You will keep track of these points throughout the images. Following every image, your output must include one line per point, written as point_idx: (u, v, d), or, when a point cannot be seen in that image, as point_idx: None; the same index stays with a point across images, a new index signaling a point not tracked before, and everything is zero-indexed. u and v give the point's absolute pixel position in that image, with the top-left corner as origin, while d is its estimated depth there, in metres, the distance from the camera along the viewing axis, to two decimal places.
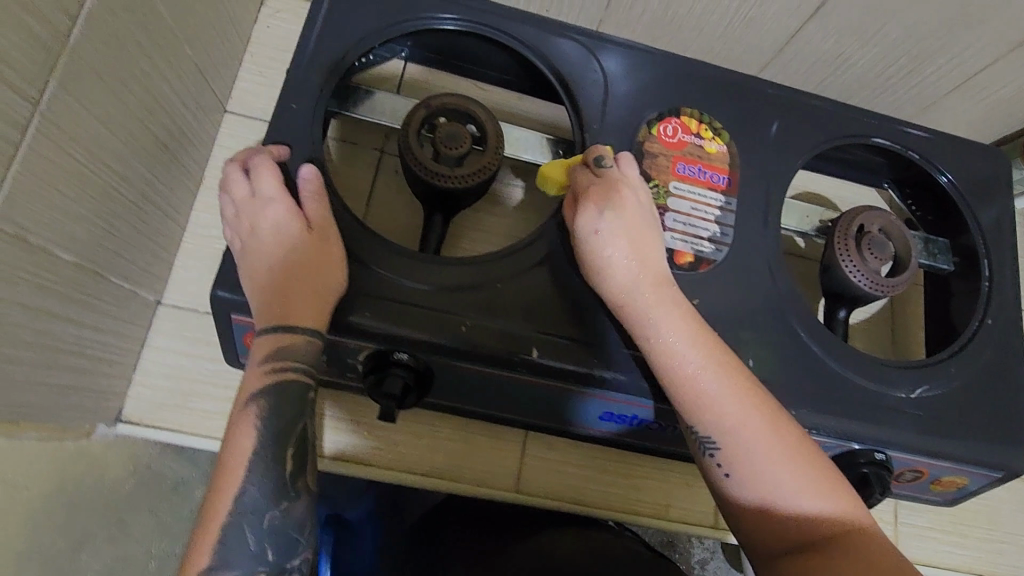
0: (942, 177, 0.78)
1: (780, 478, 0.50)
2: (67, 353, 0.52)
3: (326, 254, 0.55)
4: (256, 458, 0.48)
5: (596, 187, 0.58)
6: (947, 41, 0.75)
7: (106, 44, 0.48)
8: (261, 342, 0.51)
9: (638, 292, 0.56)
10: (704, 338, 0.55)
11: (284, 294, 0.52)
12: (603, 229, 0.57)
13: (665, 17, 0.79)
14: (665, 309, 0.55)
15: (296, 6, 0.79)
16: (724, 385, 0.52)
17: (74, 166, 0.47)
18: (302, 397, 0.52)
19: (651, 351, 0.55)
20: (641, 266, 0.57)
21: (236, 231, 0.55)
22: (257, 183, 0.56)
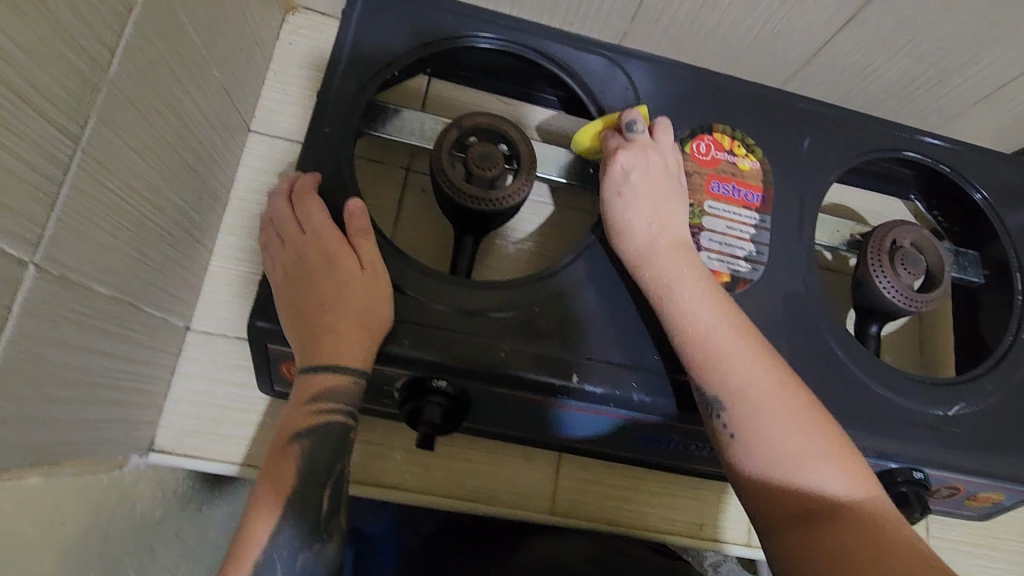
0: (977, 195, 0.77)
1: (784, 435, 0.50)
2: (105, 387, 0.51)
3: (371, 288, 0.54)
4: (293, 500, 0.49)
5: (624, 153, 0.61)
6: (977, 53, 0.75)
7: (144, 74, 0.47)
8: (303, 380, 0.52)
9: (655, 252, 0.58)
10: (724, 301, 0.56)
11: (325, 328, 0.51)
12: (625, 189, 0.60)
13: (691, 30, 0.79)
14: (685, 268, 0.57)
15: (318, 23, 0.78)
16: (739, 346, 0.53)
17: (113, 200, 0.46)
18: (342, 438, 0.52)
19: (666, 305, 0.57)
20: (661, 228, 0.59)
21: (281, 263, 0.55)
22: (302, 215, 0.56)
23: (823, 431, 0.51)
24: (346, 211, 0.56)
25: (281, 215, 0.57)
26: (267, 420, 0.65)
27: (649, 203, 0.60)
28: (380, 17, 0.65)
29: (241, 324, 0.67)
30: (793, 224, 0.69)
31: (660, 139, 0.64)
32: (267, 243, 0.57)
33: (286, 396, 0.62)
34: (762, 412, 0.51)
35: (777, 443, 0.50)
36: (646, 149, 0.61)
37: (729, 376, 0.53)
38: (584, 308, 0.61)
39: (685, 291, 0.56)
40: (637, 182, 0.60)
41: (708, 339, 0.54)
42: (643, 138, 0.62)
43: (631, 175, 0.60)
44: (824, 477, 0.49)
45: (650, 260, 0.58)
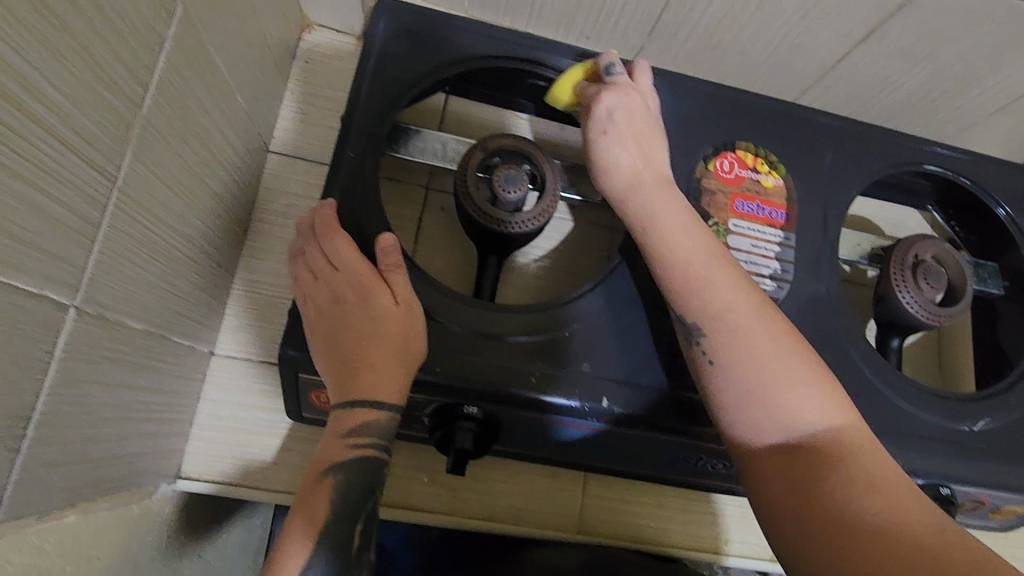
0: (999, 211, 0.77)
1: (763, 362, 0.50)
2: (136, 419, 0.51)
3: (402, 324, 0.54)
4: (327, 533, 0.49)
5: (607, 94, 0.61)
6: (995, 65, 0.75)
7: (172, 107, 0.47)
8: (340, 415, 0.53)
9: (638, 187, 0.58)
10: (705, 233, 0.56)
11: (362, 365, 0.52)
12: (608, 127, 0.60)
13: (709, 44, 0.78)
14: (664, 203, 0.57)
15: (334, 40, 0.78)
16: (720, 274, 0.54)
17: (145, 235, 0.46)
18: (375, 473, 0.53)
19: (648, 238, 0.57)
20: (644, 164, 0.59)
21: (312, 297, 0.55)
22: (332, 249, 0.56)
23: (803, 358, 0.50)
24: (379, 246, 0.57)
25: (310, 248, 0.57)
26: (294, 445, 0.65)
27: (632, 140, 0.60)
28: (404, 40, 0.65)
29: (266, 348, 0.67)
30: (816, 241, 0.69)
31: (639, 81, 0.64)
32: (295, 275, 0.57)
33: (315, 421, 0.62)
34: (745, 338, 0.51)
35: (759, 369, 0.49)
36: (629, 90, 0.61)
37: (711, 303, 0.53)
38: (611, 330, 0.61)
39: (667, 220, 0.56)
40: (620, 120, 0.60)
41: (690, 268, 0.54)
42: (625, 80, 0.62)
43: (614, 113, 0.60)
44: (803, 403, 0.48)
45: (632, 195, 0.58)
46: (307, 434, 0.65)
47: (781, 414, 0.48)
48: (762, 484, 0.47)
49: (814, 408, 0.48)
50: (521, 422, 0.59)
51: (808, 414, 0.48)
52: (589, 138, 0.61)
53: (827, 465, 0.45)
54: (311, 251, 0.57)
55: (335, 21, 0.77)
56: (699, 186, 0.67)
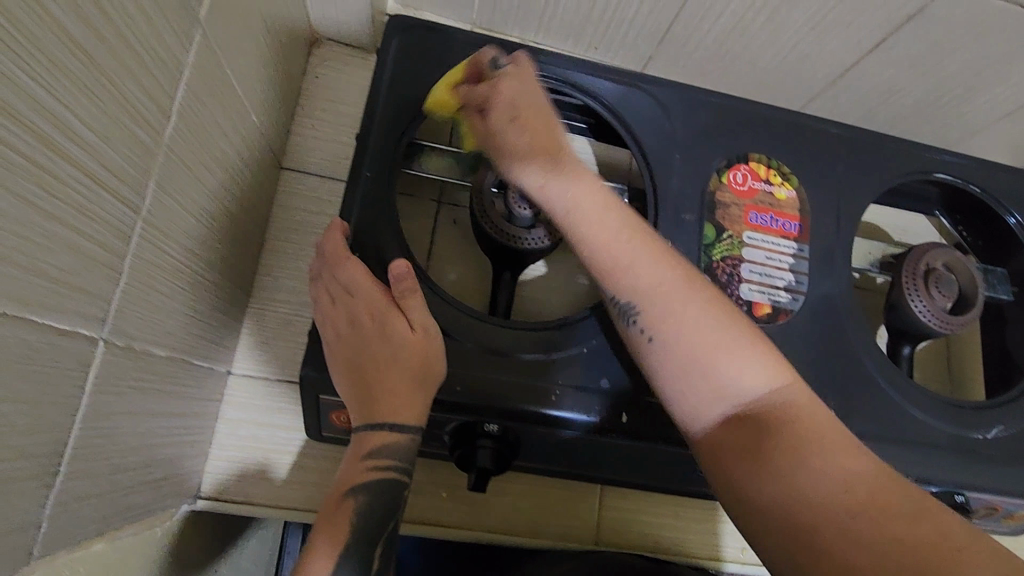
0: (1010, 219, 0.77)
1: (693, 338, 0.49)
2: (160, 444, 0.51)
3: (420, 347, 0.54)
4: (348, 554, 0.49)
5: (506, 80, 0.58)
6: (1003, 72, 0.75)
7: (192, 133, 0.47)
8: (361, 437, 0.53)
9: (558, 171, 0.57)
10: (624, 210, 0.55)
11: (383, 390, 0.53)
12: (513, 116, 0.58)
13: (718, 54, 0.78)
14: (582, 189, 0.56)
15: (343, 54, 0.77)
16: (644, 251, 0.53)
17: (168, 263, 0.46)
18: (396, 495, 0.53)
19: (573, 224, 0.55)
20: (556, 147, 0.58)
21: (331, 321, 0.55)
22: (348, 274, 0.55)
23: (731, 324, 0.49)
24: (391, 272, 0.56)
25: (326, 271, 0.57)
26: (312, 463, 0.65)
27: (536, 124, 0.58)
28: (416, 57, 0.65)
29: (282, 366, 0.67)
30: (829, 251, 0.69)
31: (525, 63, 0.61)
32: (313, 298, 0.57)
33: (334, 440, 0.62)
34: (670, 312, 0.50)
35: (691, 343, 0.48)
36: (523, 74, 0.59)
37: (638, 283, 0.52)
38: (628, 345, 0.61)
39: (587, 203, 0.55)
40: (522, 107, 0.58)
41: (616, 250, 0.53)
42: (513, 64, 0.59)
43: (515, 98, 0.58)
44: (742, 369, 0.47)
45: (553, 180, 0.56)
46: (326, 452, 0.65)
47: (717, 383, 0.47)
48: (716, 467, 0.46)
49: (754, 374, 0.47)
50: (541, 438, 0.59)
51: (749, 382, 0.47)
52: (494, 128, 0.59)
53: (787, 440, 0.43)
54: (328, 275, 0.57)
55: (343, 35, 0.76)
56: (713, 199, 0.67)
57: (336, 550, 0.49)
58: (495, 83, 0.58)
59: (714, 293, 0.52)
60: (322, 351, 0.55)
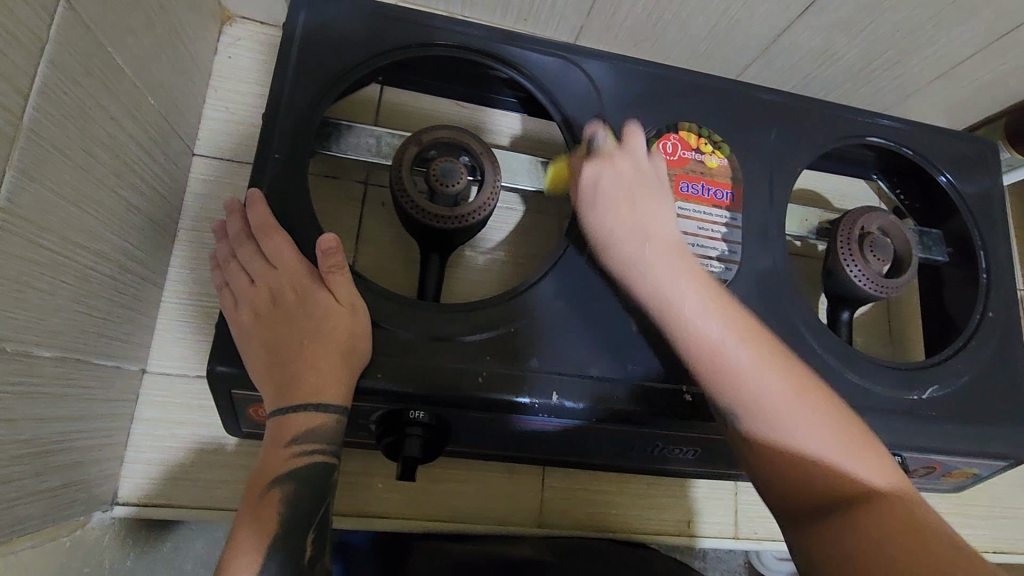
0: (942, 178, 0.77)
1: (801, 428, 0.50)
2: (57, 451, 0.48)
3: (349, 322, 0.52)
4: (274, 547, 0.46)
5: (591, 165, 0.64)
6: (932, 33, 0.75)
7: (67, 116, 0.44)
8: (282, 422, 0.50)
9: (651, 261, 0.59)
10: (721, 299, 0.57)
11: (306, 367, 0.50)
12: (601, 202, 0.63)
13: (649, 22, 0.77)
14: (679, 271, 0.58)
15: (257, 33, 0.74)
16: (743, 342, 0.54)
17: (46, 257, 0.43)
18: (327, 479, 0.50)
19: (672, 323, 0.56)
20: (652, 234, 0.61)
21: (250, 302, 0.52)
22: (270, 250, 0.54)
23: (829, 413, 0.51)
24: (318, 247, 0.53)
25: (247, 248, 0.55)
26: (239, 461, 0.62)
27: (628, 197, 0.62)
28: (328, 32, 0.62)
29: (202, 362, 0.64)
30: (763, 219, 0.68)
31: (631, 145, 0.65)
32: (227, 281, 0.55)
33: (255, 435, 0.60)
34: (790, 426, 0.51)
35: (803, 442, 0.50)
36: (614, 159, 0.64)
37: (745, 385, 0.52)
38: (559, 322, 0.59)
39: (681, 290, 0.57)
40: (614, 186, 0.63)
41: (718, 349, 0.54)
42: (610, 151, 0.64)
43: (603, 182, 0.63)
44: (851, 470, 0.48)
45: (648, 262, 0.59)
46: (252, 449, 0.63)
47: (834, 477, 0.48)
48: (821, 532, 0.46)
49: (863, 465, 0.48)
50: (471, 422, 0.57)
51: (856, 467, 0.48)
52: (586, 210, 0.63)
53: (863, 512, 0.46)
54: (246, 253, 0.55)
55: (257, 12, 0.72)
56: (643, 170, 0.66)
57: (263, 543, 0.46)
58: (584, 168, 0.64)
59: (824, 389, 0.53)
60: (233, 338, 0.52)
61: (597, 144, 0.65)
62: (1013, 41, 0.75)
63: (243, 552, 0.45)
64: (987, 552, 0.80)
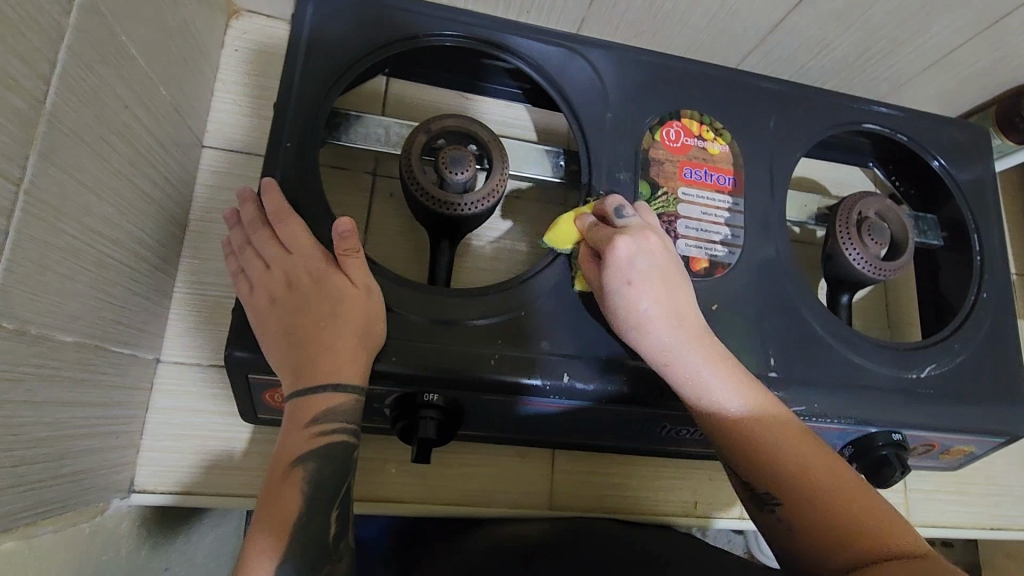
0: (935, 163, 0.79)
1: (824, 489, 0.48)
2: (77, 437, 0.49)
3: (365, 305, 0.53)
4: (302, 524, 0.47)
5: (622, 237, 0.54)
6: (925, 23, 0.77)
7: (84, 104, 0.44)
8: (303, 402, 0.50)
9: (681, 350, 0.53)
10: (747, 379, 0.53)
11: (323, 348, 0.51)
12: (637, 280, 0.54)
13: (649, 13, 0.78)
14: (713, 361, 0.53)
15: (263, 27, 0.74)
16: (769, 429, 0.51)
17: (67, 243, 0.44)
18: (347, 457, 0.51)
19: (697, 398, 0.53)
20: (681, 313, 0.54)
21: (265, 286, 0.53)
22: (285, 235, 0.54)
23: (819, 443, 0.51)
24: (334, 231, 0.55)
25: (261, 233, 0.55)
26: (254, 448, 0.63)
27: (660, 281, 0.54)
28: (336, 23, 0.63)
29: (216, 351, 0.64)
30: (764, 204, 0.70)
31: (648, 220, 0.59)
32: (242, 267, 0.55)
33: (271, 421, 0.61)
34: (777, 445, 0.50)
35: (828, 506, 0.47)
36: (647, 235, 0.55)
37: (768, 465, 0.50)
38: (568, 305, 0.60)
39: (711, 376, 0.52)
40: (644, 267, 0.54)
41: (746, 434, 0.51)
42: (637, 223, 0.56)
43: (633, 258, 0.54)
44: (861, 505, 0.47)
45: (682, 355, 0.53)
46: (266, 436, 0.63)
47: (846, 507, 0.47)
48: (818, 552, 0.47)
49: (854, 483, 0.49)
50: (483, 404, 0.58)
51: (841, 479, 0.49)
52: (608, 286, 0.55)
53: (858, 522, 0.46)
54: (260, 238, 0.55)
55: (263, 6, 0.73)
56: (646, 157, 0.67)
57: (291, 519, 0.47)
58: (611, 238, 0.55)
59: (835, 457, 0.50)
60: (250, 321, 0.53)
61: (619, 219, 0.57)
62: (1004, 29, 0.77)
63: (271, 529, 0.46)
64: (985, 529, 0.82)
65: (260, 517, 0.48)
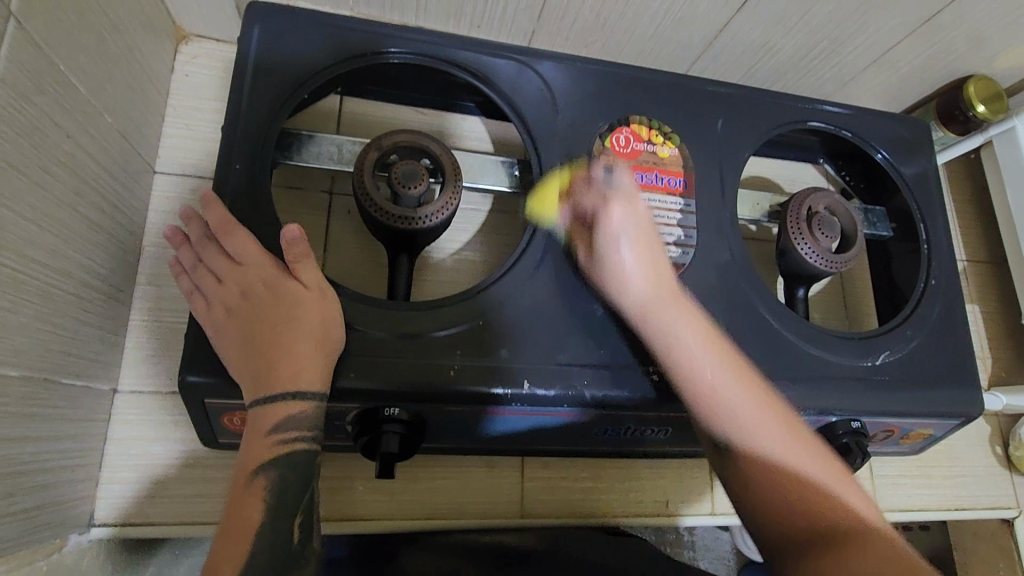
0: (879, 156, 0.82)
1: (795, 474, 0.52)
2: (28, 473, 0.48)
3: (323, 309, 0.53)
4: (263, 533, 0.46)
5: (615, 202, 0.63)
6: (861, 24, 0.79)
7: (22, 135, 0.44)
8: (264, 412, 0.50)
9: (660, 302, 0.60)
10: (720, 342, 0.59)
11: (283, 356, 0.51)
12: (623, 240, 0.62)
13: (597, 24, 0.80)
14: (688, 320, 0.59)
15: (213, 50, 0.74)
16: (739, 387, 0.56)
17: (8, 276, 0.43)
18: (311, 464, 0.50)
19: (668, 359, 0.58)
20: (660, 273, 0.61)
21: (221, 301, 0.53)
22: (236, 248, 0.54)
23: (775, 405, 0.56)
24: (282, 237, 0.54)
25: (214, 248, 0.55)
26: (217, 474, 0.62)
27: (646, 245, 0.62)
28: (281, 46, 0.63)
29: (174, 377, 0.63)
30: (715, 203, 0.71)
31: (625, 181, 0.65)
32: (196, 285, 0.55)
33: (233, 445, 0.60)
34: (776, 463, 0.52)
35: (745, 418, 0.54)
36: (630, 197, 0.64)
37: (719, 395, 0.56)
38: (526, 310, 0.61)
39: (690, 337, 0.58)
40: (630, 228, 0.62)
41: (710, 378, 0.56)
42: (623, 192, 0.64)
43: (624, 219, 0.62)
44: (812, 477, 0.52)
45: (671, 323, 0.59)
46: (229, 460, 0.63)
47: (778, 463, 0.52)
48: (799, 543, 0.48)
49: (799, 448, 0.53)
50: (444, 417, 0.59)
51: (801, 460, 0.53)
52: (598, 248, 0.62)
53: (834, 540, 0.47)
54: (212, 255, 0.55)
55: (212, 30, 0.73)
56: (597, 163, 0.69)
57: (254, 528, 0.46)
58: (607, 203, 0.63)
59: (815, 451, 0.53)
60: (209, 339, 0.53)
61: (608, 180, 0.65)
62: (936, 26, 0.80)
63: (232, 538, 0.46)
64: (950, 510, 0.84)
65: (223, 527, 0.47)
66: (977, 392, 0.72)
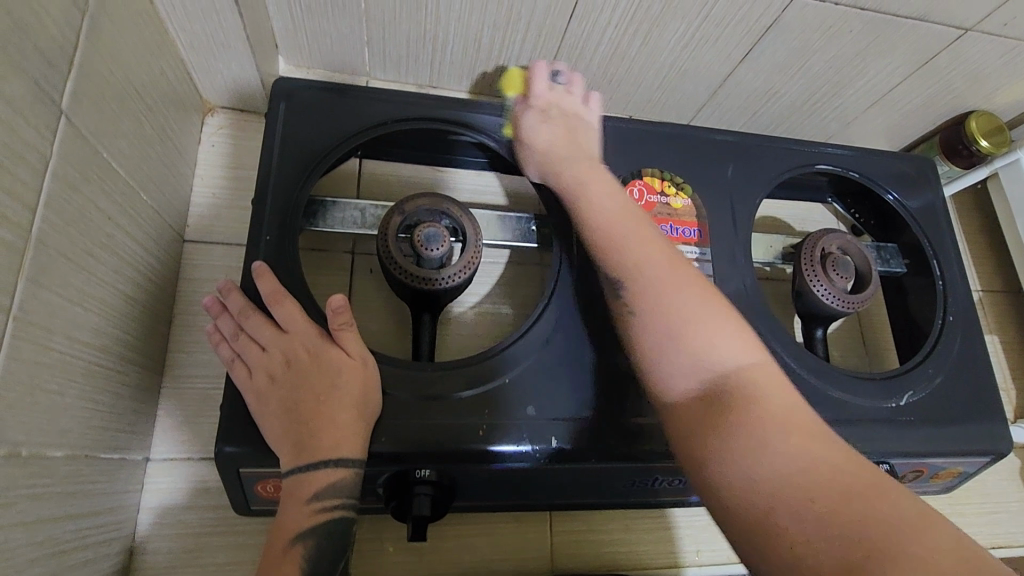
0: (889, 196, 0.83)
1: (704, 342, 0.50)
2: (69, 550, 0.49)
3: (363, 375, 0.55)
4: None
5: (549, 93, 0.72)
6: (860, 68, 0.82)
7: (70, 222, 0.46)
8: (303, 480, 0.50)
9: (572, 163, 0.66)
10: (637, 212, 0.61)
11: (326, 423, 0.52)
12: (548, 119, 0.70)
13: (605, 79, 0.83)
14: (594, 176, 0.64)
15: (237, 120, 0.77)
16: (644, 238, 0.58)
17: (55, 359, 0.45)
18: (346, 532, 0.51)
19: (576, 203, 0.63)
20: (572, 142, 0.68)
21: (264, 368, 0.54)
22: (281, 316, 0.56)
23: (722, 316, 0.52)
24: (328, 307, 0.56)
25: (256, 315, 0.57)
26: (249, 539, 0.62)
27: (576, 139, 0.68)
28: (308, 118, 0.66)
29: (205, 444, 0.64)
30: (730, 249, 0.73)
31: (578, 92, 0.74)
32: (237, 352, 0.56)
33: (265, 511, 0.61)
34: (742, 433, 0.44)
35: (671, 301, 0.53)
36: (565, 96, 0.73)
37: (625, 257, 0.57)
38: (553, 366, 0.62)
39: (597, 188, 0.63)
40: (557, 112, 0.70)
41: (616, 230, 0.59)
42: (564, 95, 0.73)
43: (552, 108, 0.71)
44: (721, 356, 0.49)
45: (585, 182, 0.64)
46: (261, 526, 0.63)
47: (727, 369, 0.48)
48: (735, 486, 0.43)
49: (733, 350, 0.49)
50: (474, 476, 0.59)
51: (722, 349, 0.49)
52: (527, 113, 0.71)
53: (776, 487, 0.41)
54: (254, 322, 0.56)
55: (236, 102, 0.76)
56: None
57: None
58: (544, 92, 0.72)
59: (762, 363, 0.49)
60: (251, 407, 0.53)
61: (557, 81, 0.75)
62: (935, 67, 0.82)
63: None
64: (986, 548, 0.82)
65: None
66: (1004, 427, 0.72)
